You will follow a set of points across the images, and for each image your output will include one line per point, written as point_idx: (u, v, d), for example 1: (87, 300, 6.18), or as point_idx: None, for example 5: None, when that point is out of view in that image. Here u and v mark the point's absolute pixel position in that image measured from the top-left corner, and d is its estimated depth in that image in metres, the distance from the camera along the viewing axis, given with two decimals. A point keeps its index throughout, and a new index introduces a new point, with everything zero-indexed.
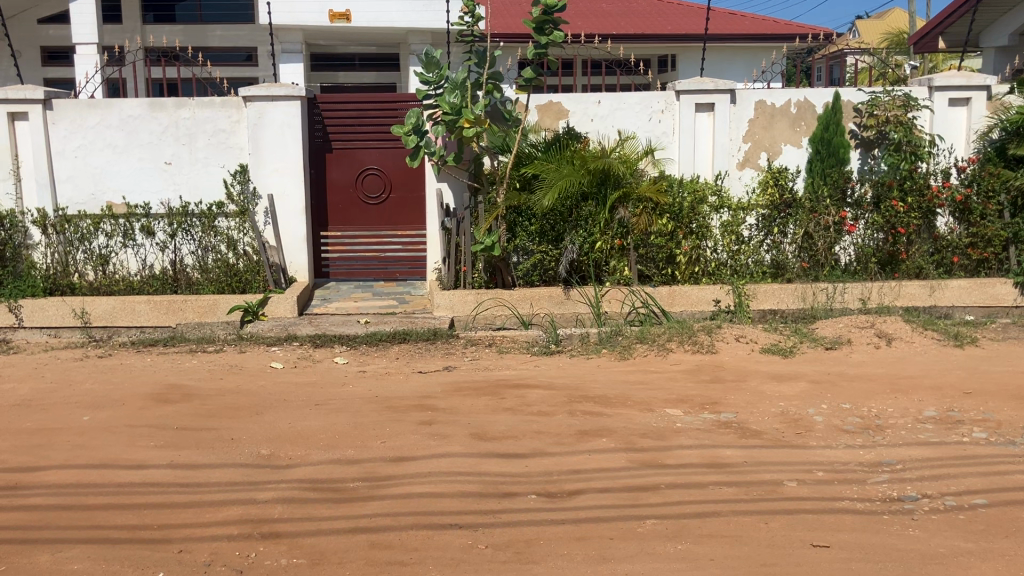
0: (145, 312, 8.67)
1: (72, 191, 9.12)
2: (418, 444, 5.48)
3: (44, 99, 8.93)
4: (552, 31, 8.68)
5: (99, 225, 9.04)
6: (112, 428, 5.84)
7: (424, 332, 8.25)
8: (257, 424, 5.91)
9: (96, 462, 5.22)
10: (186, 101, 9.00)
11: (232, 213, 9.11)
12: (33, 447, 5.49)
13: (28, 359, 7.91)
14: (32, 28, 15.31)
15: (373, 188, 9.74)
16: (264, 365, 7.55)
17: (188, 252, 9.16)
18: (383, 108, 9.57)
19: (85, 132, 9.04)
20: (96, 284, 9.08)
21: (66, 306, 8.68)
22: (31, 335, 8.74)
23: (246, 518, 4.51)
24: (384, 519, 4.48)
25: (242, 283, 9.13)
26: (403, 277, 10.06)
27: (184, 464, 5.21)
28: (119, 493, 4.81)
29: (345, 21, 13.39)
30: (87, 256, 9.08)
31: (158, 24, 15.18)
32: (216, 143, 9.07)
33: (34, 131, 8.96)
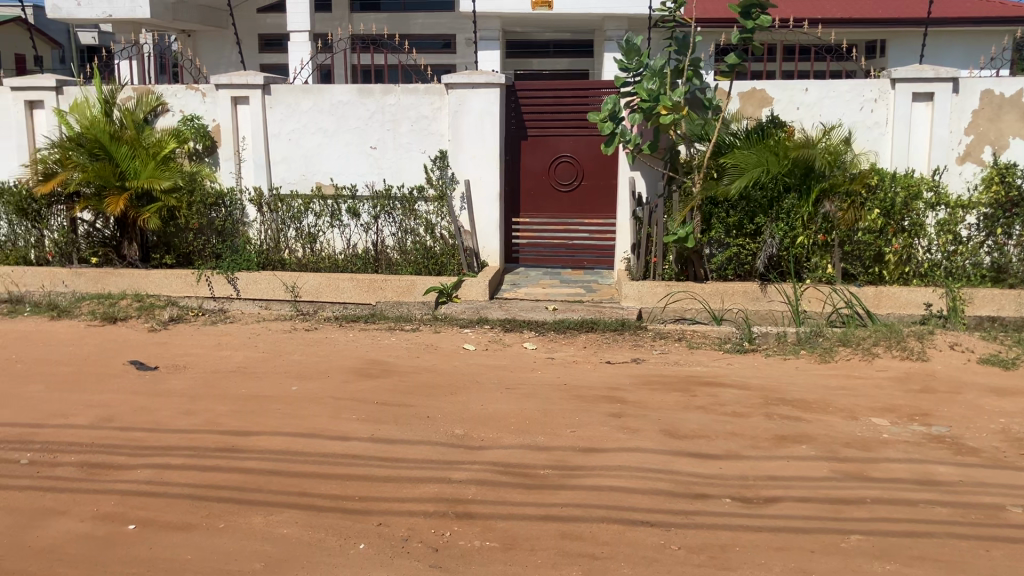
0: (349, 289, 9.07)
1: (286, 171, 9.67)
2: (608, 437, 5.43)
3: (264, 84, 9.50)
4: (759, 16, 8.32)
5: (310, 205, 9.53)
6: (318, 399, 6.17)
7: (612, 322, 8.15)
8: (451, 404, 6.04)
9: (303, 432, 5.53)
10: (392, 88, 9.31)
11: (432, 197, 9.37)
12: (248, 413, 5.93)
13: (243, 329, 8.50)
14: (252, 18, 16.33)
15: (565, 175, 9.75)
16: (457, 346, 7.72)
17: (389, 235, 9.51)
18: (578, 96, 9.52)
19: (299, 115, 9.54)
20: (305, 260, 9.61)
21: (277, 281, 9.22)
22: (245, 306, 9.36)
23: (441, 497, 4.62)
24: (575, 509, 4.47)
25: (438, 265, 9.37)
26: (591, 266, 10.02)
27: (384, 439, 5.40)
28: (324, 463, 5.06)
29: (546, 8, 13.42)
30: (297, 234, 9.60)
31: (365, 12, 15.82)
32: (419, 129, 9.35)
33: (254, 114, 9.55)
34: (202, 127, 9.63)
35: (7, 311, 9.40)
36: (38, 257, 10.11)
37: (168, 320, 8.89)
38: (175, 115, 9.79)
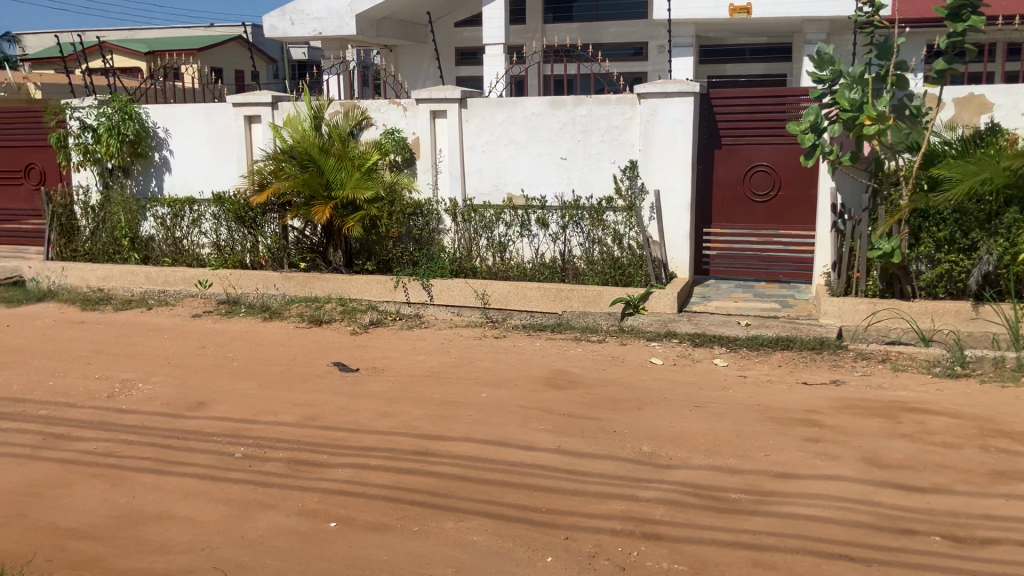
0: (537, 298, 9.19)
1: (479, 182, 9.95)
2: (803, 462, 5.20)
3: (461, 98, 9.82)
4: (970, 16, 7.74)
5: (501, 215, 9.77)
6: (505, 406, 6.53)
7: (810, 340, 7.81)
8: (639, 420, 6.01)
9: (494, 439, 5.86)
10: (584, 99, 9.36)
11: (621, 207, 9.35)
12: (440, 418, 6.47)
13: (437, 334, 8.94)
14: (450, 32, 16.85)
15: (760, 185, 9.46)
16: (644, 359, 7.65)
17: (577, 244, 9.56)
18: (775, 102, 9.19)
19: (493, 128, 9.78)
20: (495, 269, 9.79)
21: (469, 288, 9.48)
22: (439, 312, 9.70)
23: (629, 515, 4.60)
24: (768, 537, 4.30)
25: (626, 276, 9.31)
26: (786, 279, 9.66)
27: (572, 452, 5.49)
28: (514, 474, 5.24)
29: (745, 14, 13.11)
30: (488, 242, 9.85)
31: (558, 23, 16.05)
32: (610, 139, 9.35)
33: (451, 128, 9.90)
34: (402, 140, 10.11)
35: (227, 311, 10.25)
36: (254, 261, 11.12)
37: (368, 323, 9.40)
38: (378, 129, 10.31)
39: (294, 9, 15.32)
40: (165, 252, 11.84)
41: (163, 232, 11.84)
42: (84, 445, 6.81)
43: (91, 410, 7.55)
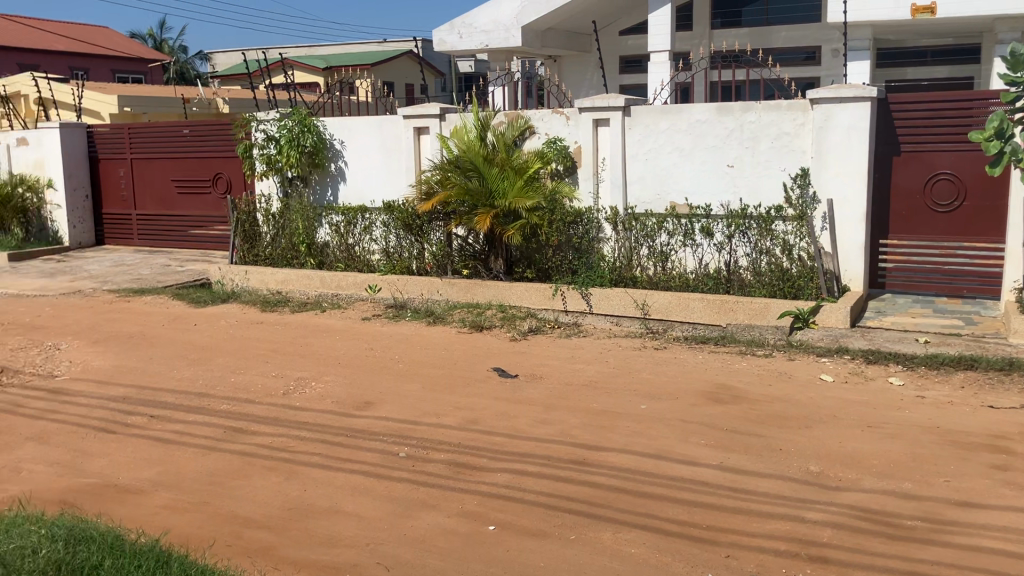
0: (699, 309, 9.00)
1: (641, 191, 9.94)
2: (989, 491, 4.87)
3: (624, 106, 9.82)
4: None
5: (663, 223, 9.70)
6: (665, 419, 6.52)
7: (997, 361, 7.25)
8: (804, 437, 5.90)
9: (652, 452, 5.90)
10: (753, 105, 9.17)
11: (791, 217, 9.08)
12: (600, 427, 6.52)
13: (596, 344, 8.93)
14: (615, 40, 16.83)
15: (944, 195, 8.97)
16: (813, 376, 7.35)
17: (743, 254, 9.37)
18: (962, 106, 8.69)
19: (657, 135, 9.74)
20: (656, 278, 9.75)
21: (629, 298, 9.41)
22: (597, 322, 9.67)
23: (794, 536, 4.52)
24: (945, 569, 4.09)
25: (794, 288, 9.00)
26: (971, 295, 9.08)
27: (735, 469, 5.47)
28: (671, 486, 5.33)
29: (928, 14, 12.42)
30: (650, 252, 9.80)
31: (726, 28, 15.75)
32: (780, 146, 9.10)
33: (613, 136, 9.91)
34: (564, 149, 10.18)
35: (393, 315, 10.63)
36: (419, 268, 11.46)
37: (528, 330, 9.49)
38: (540, 138, 10.45)
39: (463, 22, 15.80)
40: (338, 258, 12.42)
41: (337, 239, 12.44)
42: (261, 439, 7.21)
43: (268, 406, 8.00)
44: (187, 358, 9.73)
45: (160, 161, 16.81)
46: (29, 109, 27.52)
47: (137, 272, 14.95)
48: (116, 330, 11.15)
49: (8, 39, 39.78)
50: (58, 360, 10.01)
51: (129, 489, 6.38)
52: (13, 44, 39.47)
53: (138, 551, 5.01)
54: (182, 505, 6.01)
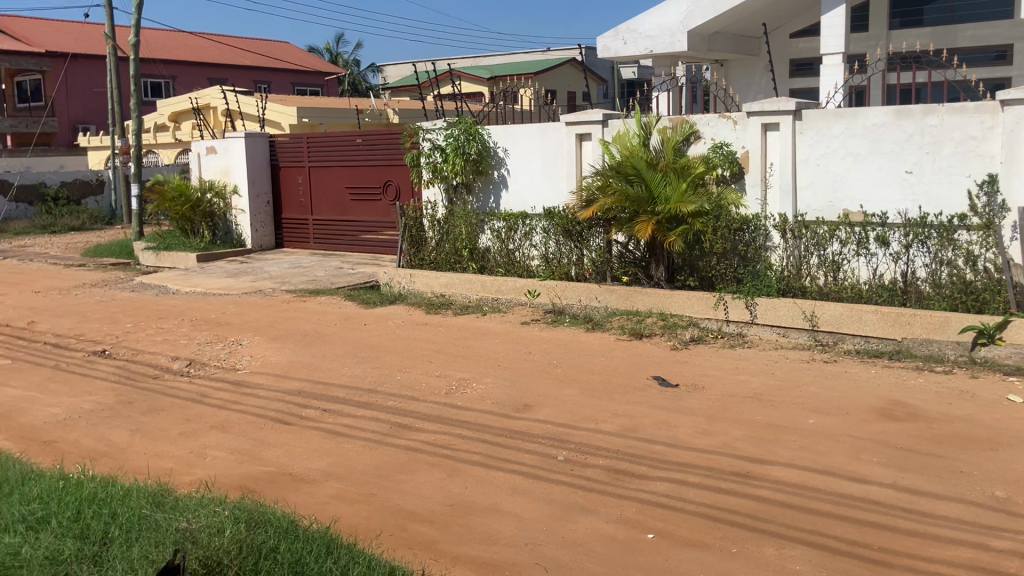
0: (873, 322, 8.60)
1: (812, 198, 9.64)
2: None
3: (796, 110, 9.59)
4: None
5: (835, 231, 9.39)
6: (834, 435, 6.28)
7: None
8: (989, 461, 5.53)
9: (820, 468, 5.70)
10: (936, 108, 8.72)
11: (976, 226, 8.55)
12: (764, 441, 6.34)
13: (760, 355, 8.70)
14: (785, 43, 16.30)
15: None
16: (1000, 396, 6.87)
17: (922, 266, 8.89)
18: None
19: (830, 140, 9.44)
20: (826, 289, 9.42)
21: (797, 309, 9.11)
22: (763, 333, 9.40)
23: (976, 566, 4.30)
24: None
25: (978, 303, 8.43)
26: None
27: (910, 489, 5.24)
28: (841, 504, 5.14)
29: None
30: (820, 261, 9.51)
31: (906, 28, 14.98)
32: (965, 151, 8.60)
33: (783, 141, 9.70)
34: (731, 154, 10.07)
35: (552, 321, 10.72)
36: (579, 274, 11.53)
37: (689, 340, 9.35)
38: (706, 143, 10.39)
39: (627, 29, 15.84)
40: (499, 262, 12.60)
41: (499, 244, 12.64)
42: (425, 436, 7.43)
43: (431, 404, 8.23)
44: (357, 357, 10.15)
45: (334, 169, 17.66)
46: (218, 120, 29.53)
47: (311, 273, 15.75)
48: (292, 328, 11.77)
49: (201, 56, 42.85)
50: (240, 354, 10.68)
51: (302, 478, 6.71)
52: (205, 61, 42.48)
53: (309, 538, 5.28)
54: (350, 496, 6.28)
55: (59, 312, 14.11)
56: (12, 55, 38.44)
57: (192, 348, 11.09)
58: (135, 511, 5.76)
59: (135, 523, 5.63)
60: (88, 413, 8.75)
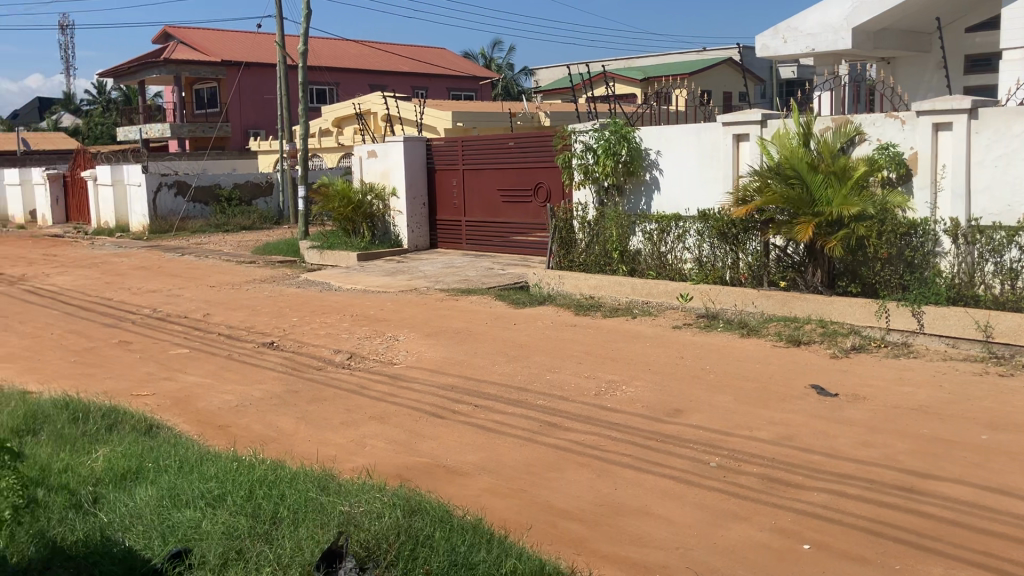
0: None
1: (988, 201, 9.17)
2: None
3: (971, 108, 9.16)
4: None
5: (1014, 237, 8.86)
6: (1009, 453, 5.95)
7: None
8: None
9: (993, 488, 5.45)
10: None
11: None
12: (931, 455, 6.08)
13: (928, 366, 8.31)
14: (960, 38, 15.40)
15: None
16: None
17: None
18: None
19: (1010, 139, 8.95)
20: (1003, 298, 8.83)
21: (969, 319, 8.64)
22: (930, 342, 8.96)
23: None
24: None
25: None
26: None
27: None
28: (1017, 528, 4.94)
29: None
30: (996, 268, 8.96)
31: None
32: None
33: (957, 141, 9.26)
34: (897, 155, 9.71)
35: (705, 325, 10.56)
36: (733, 278, 11.33)
37: (850, 348, 9.03)
38: (871, 144, 10.05)
39: (787, 27, 15.35)
40: (650, 265, 12.52)
41: (650, 247, 12.54)
42: (575, 435, 7.48)
43: (582, 404, 8.29)
44: (508, 355, 10.33)
45: (488, 171, 18.01)
46: (378, 125, 30.69)
47: (464, 273, 16.12)
48: (446, 326, 12.10)
49: (364, 63, 44.62)
50: (396, 349, 11.06)
51: (455, 471, 6.89)
52: (367, 68, 44.20)
53: (463, 529, 5.43)
54: (501, 490, 6.41)
55: (232, 305, 15.02)
56: (193, 65, 41.19)
57: (352, 342, 11.58)
58: (303, 493, 6.09)
59: (302, 505, 5.95)
60: (258, 400, 9.29)
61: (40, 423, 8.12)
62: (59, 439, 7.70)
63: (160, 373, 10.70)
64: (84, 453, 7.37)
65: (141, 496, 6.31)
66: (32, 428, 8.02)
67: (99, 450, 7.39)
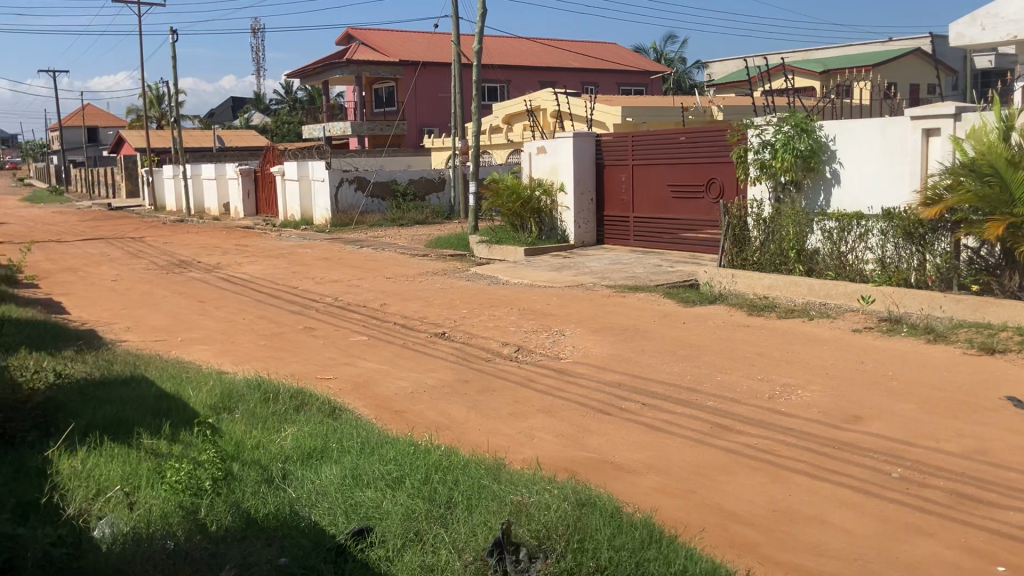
0: None
1: None
2: None
3: None
4: None
5: None
6: None
7: None
8: None
9: None
10: None
11: None
12: None
13: None
14: None
15: None
16: None
17: None
18: None
19: None
20: None
21: None
22: None
23: None
24: None
25: None
26: None
27: None
28: None
29: None
30: None
31: None
32: None
33: None
34: None
35: (887, 330, 10.06)
36: (919, 280, 10.77)
37: None
38: None
39: (985, 14, 14.21)
40: (828, 266, 12.02)
41: (829, 246, 12.05)
42: (746, 439, 7.30)
43: (753, 407, 8.09)
44: (677, 354, 10.21)
45: (658, 167, 17.85)
46: (547, 121, 30.97)
47: (632, 270, 16.04)
48: (613, 322, 12.09)
49: (536, 61, 45.20)
50: (564, 344, 11.15)
51: (623, 468, 6.90)
52: (538, 65, 44.76)
53: (635, 526, 5.46)
54: (670, 490, 6.35)
55: (406, 297, 15.59)
56: (372, 65, 42.91)
57: (520, 336, 11.77)
58: (477, 481, 6.27)
59: (475, 492, 6.12)
60: (431, 388, 9.62)
61: (235, 401, 8.71)
62: (252, 417, 8.24)
63: (341, 358, 11.25)
64: (274, 431, 7.85)
65: (325, 474, 6.67)
66: (228, 404, 8.62)
67: (287, 430, 7.85)
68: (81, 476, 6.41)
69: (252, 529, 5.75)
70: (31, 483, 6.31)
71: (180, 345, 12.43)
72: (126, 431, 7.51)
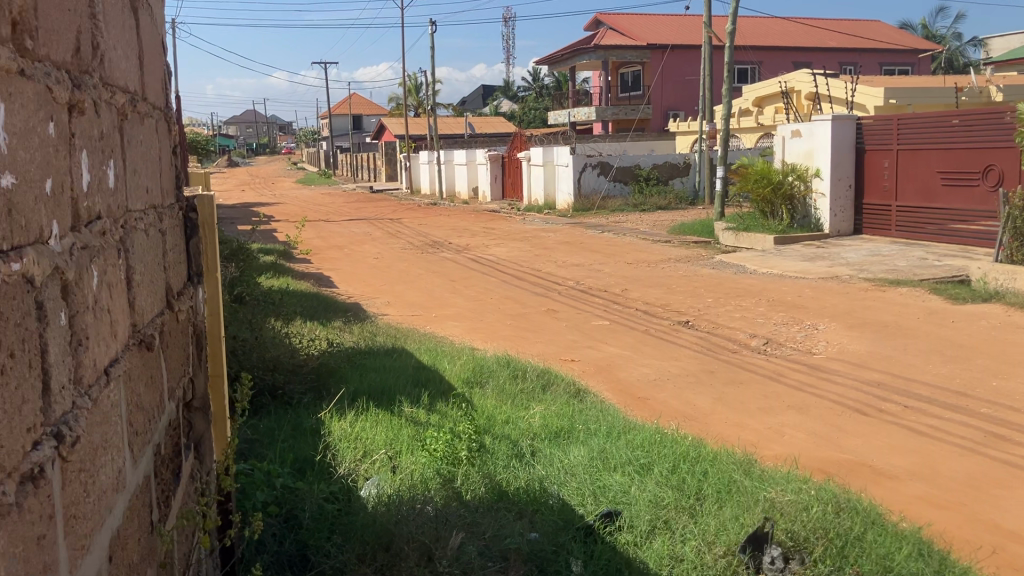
0: None
1: None
2: None
3: None
4: None
5: None
6: None
7: None
8: None
9: None
10: None
11: None
12: None
13: None
14: None
15: None
16: None
17: None
18: None
19: None
20: None
21: None
22: None
23: None
24: None
25: None
26: None
27: None
28: None
29: None
30: None
31: None
32: None
33: None
34: None
35: None
36: None
37: None
38: None
39: None
40: None
41: None
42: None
43: None
44: (944, 355, 9.42)
45: (927, 152, 16.52)
46: (801, 103, 29.53)
47: (892, 263, 14.97)
48: (871, 317, 11.35)
49: (790, 41, 43.32)
50: (816, 338, 10.62)
51: (882, 472, 6.46)
52: (793, 45, 42.86)
53: (900, 536, 5.10)
54: (938, 500, 5.87)
55: (649, 283, 15.47)
56: (620, 49, 42.94)
57: (769, 328, 11.33)
58: (728, 475, 6.10)
59: (726, 486, 5.94)
60: (675, 376, 9.49)
61: (486, 376, 9.03)
62: (502, 393, 8.49)
63: (584, 341, 11.37)
64: (523, 408, 8.05)
65: (573, 454, 6.73)
66: (480, 379, 8.95)
67: (535, 408, 8.02)
68: (350, 438, 6.87)
69: (504, 501, 5.89)
70: (309, 440, 6.84)
71: (433, 321, 13.05)
72: (389, 399, 7.98)
